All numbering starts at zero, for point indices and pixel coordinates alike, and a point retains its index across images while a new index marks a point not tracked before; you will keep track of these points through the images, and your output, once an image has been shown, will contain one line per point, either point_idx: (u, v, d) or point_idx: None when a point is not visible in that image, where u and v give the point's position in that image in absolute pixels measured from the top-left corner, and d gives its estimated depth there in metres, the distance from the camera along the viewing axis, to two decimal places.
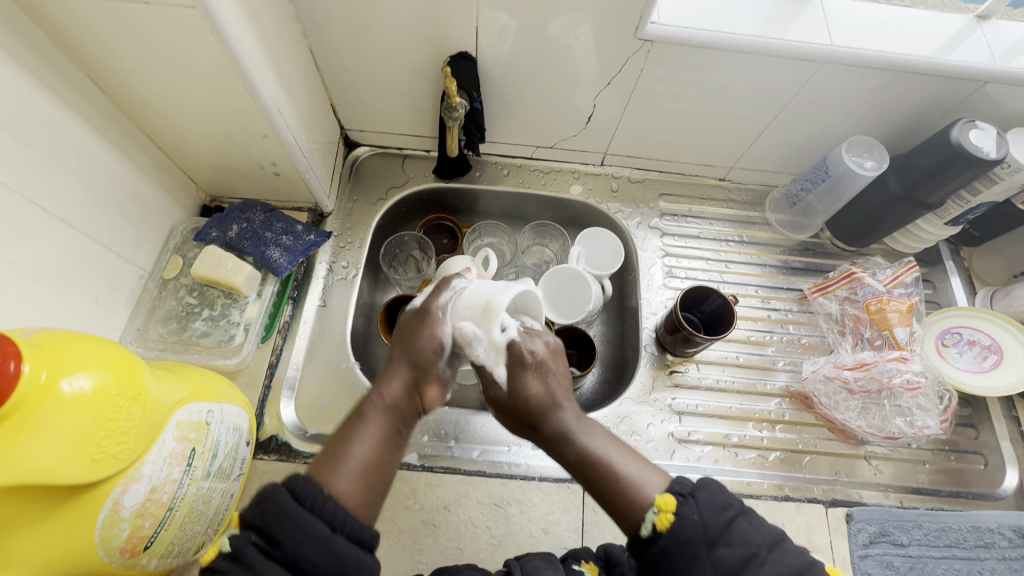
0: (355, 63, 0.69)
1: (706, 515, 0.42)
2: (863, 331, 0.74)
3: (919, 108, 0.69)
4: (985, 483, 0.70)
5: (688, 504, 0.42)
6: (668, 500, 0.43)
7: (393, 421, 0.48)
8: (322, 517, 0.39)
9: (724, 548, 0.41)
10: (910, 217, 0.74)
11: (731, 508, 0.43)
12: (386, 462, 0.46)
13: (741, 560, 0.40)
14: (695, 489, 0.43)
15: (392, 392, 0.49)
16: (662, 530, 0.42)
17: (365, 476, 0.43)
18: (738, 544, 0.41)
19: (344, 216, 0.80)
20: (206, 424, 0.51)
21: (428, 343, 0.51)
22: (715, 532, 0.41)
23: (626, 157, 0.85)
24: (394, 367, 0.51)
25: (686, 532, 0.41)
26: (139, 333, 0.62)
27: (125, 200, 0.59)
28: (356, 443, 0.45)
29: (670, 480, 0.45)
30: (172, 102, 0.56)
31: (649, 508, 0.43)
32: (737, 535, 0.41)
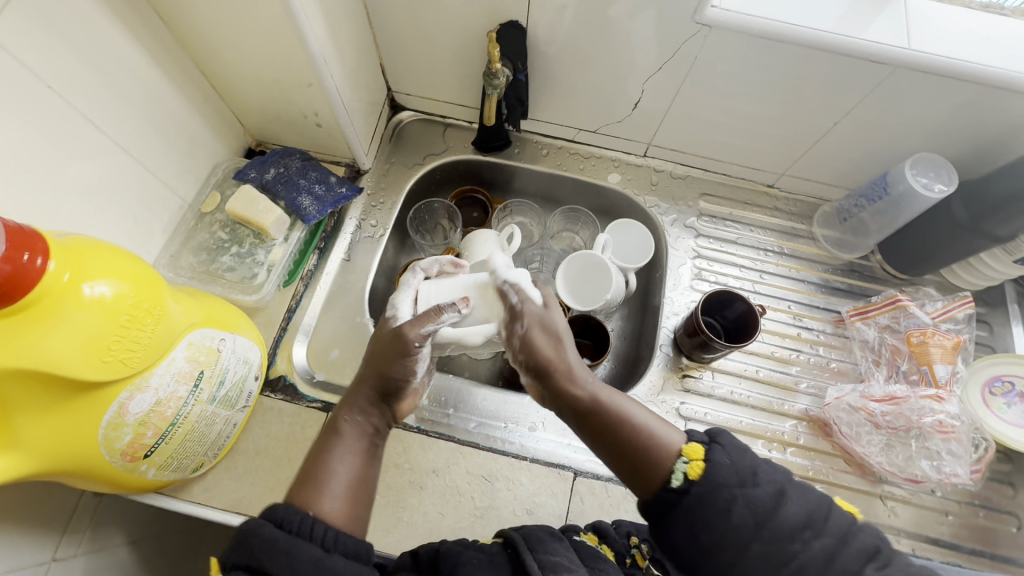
0: (407, 24, 0.69)
1: (734, 458, 0.43)
2: (900, 364, 0.69)
3: (1004, 130, 0.63)
4: (1015, 546, 0.64)
5: (717, 449, 0.44)
6: (696, 448, 0.44)
7: (371, 438, 0.49)
8: (313, 540, 0.40)
9: (756, 488, 0.42)
10: (972, 250, 0.68)
11: (751, 449, 0.44)
12: (372, 478, 0.47)
13: (771, 498, 0.41)
14: (716, 435, 0.45)
15: (367, 414, 0.50)
16: (695, 479, 0.42)
17: (353, 496, 0.45)
18: (766, 483, 0.42)
19: (381, 176, 0.81)
20: (216, 350, 0.53)
21: (399, 361, 0.49)
22: (746, 474, 0.42)
23: (670, 150, 0.81)
24: (360, 385, 0.51)
25: (720, 479, 0.42)
26: (172, 259, 0.64)
27: (174, 131, 0.61)
28: (336, 465, 0.46)
29: (689, 431, 0.46)
30: (228, 42, 0.58)
31: (679, 457, 0.44)
32: (764, 475, 0.42)
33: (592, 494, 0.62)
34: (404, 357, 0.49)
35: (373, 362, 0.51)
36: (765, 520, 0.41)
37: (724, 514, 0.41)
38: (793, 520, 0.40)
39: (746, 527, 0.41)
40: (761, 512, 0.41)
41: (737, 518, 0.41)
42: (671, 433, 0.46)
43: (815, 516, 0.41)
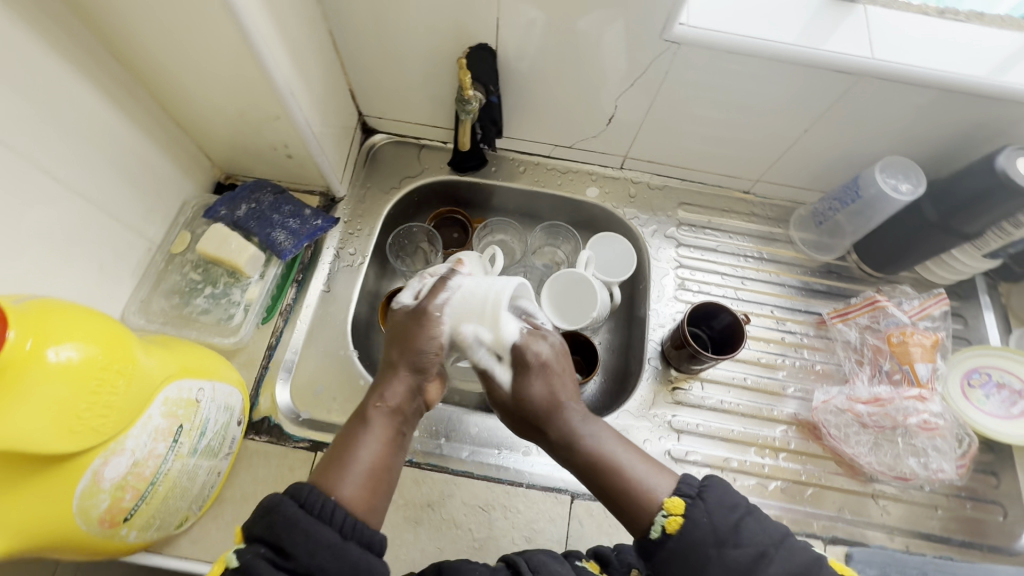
0: (375, 49, 0.68)
1: (714, 515, 0.45)
2: (882, 364, 0.70)
3: (966, 131, 0.64)
4: (1002, 535, 0.66)
5: (697, 507, 0.45)
6: (677, 504, 0.46)
7: (396, 424, 0.52)
8: (332, 524, 0.42)
9: (736, 549, 0.43)
10: (944, 247, 0.70)
11: (738, 508, 0.45)
12: (392, 463, 0.50)
13: (750, 560, 0.43)
14: (702, 491, 0.46)
15: (396, 398, 0.53)
16: (673, 533, 0.45)
17: (372, 479, 0.48)
18: (747, 544, 0.43)
19: (357, 202, 0.80)
20: (195, 402, 0.51)
21: (428, 348, 0.54)
22: (724, 534, 0.44)
23: (646, 161, 0.82)
24: (394, 372, 0.54)
25: (696, 536, 0.44)
26: (142, 305, 0.61)
27: (137, 172, 0.59)
28: (362, 447, 0.49)
29: (677, 483, 0.48)
30: (189, 78, 0.56)
31: (659, 510, 0.46)
32: (745, 535, 0.44)
33: (590, 516, 0.62)
34: (431, 338, 0.54)
35: (400, 346, 0.55)
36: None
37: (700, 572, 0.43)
38: None
39: None
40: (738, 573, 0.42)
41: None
42: (656, 479, 0.49)
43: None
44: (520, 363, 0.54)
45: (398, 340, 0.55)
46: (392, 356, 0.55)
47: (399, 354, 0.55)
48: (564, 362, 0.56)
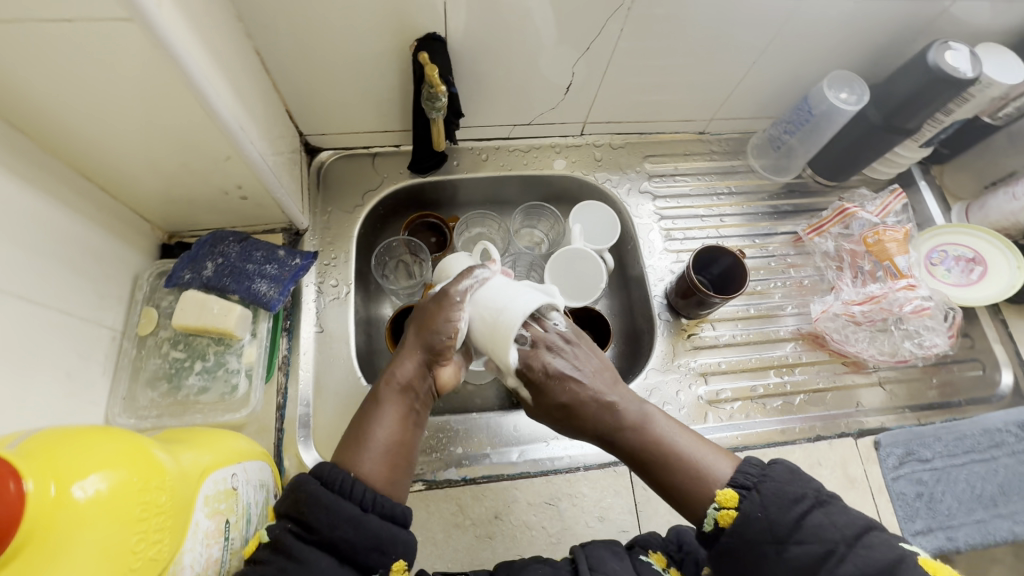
0: (310, 60, 0.62)
1: (769, 512, 0.44)
2: (861, 264, 0.76)
3: (893, 37, 0.69)
4: (986, 386, 0.75)
5: (750, 501, 0.44)
6: (729, 497, 0.45)
7: (411, 401, 0.51)
8: (352, 498, 0.43)
9: (796, 547, 0.43)
10: (889, 144, 0.75)
11: (800, 503, 0.44)
12: (409, 441, 0.49)
13: (813, 559, 0.42)
14: (759, 482, 0.45)
15: (409, 376, 0.51)
16: (726, 526, 0.45)
17: (389, 457, 0.47)
18: (812, 542, 0.42)
19: (323, 230, 0.74)
20: (233, 490, 0.46)
21: (443, 330, 0.50)
22: (785, 532, 0.43)
23: (605, 123, 0.81)
24: (408, 351, 0.52)
25: (751, 531, 0.44)
26: (127, 402, 0.55)
27: (79, 256, 0.51)
28: (378, 426, 0.48)
29: (733, 473, 0.47)
30: (115, 138, 0.48)
31: (710, 503, 0.46)
32: (809, 532, 0.43)
33: None
34: (445, 320, 0.51)
35: (418, 327, 0.52)
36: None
37: (759, 566, 0.44)
38: None
39: None
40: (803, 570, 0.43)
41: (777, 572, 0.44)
42: (714, 466, 0.48)
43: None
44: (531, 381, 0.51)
45: (421, 316, 0.52)
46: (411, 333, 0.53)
47: (415, 334, 0.52)
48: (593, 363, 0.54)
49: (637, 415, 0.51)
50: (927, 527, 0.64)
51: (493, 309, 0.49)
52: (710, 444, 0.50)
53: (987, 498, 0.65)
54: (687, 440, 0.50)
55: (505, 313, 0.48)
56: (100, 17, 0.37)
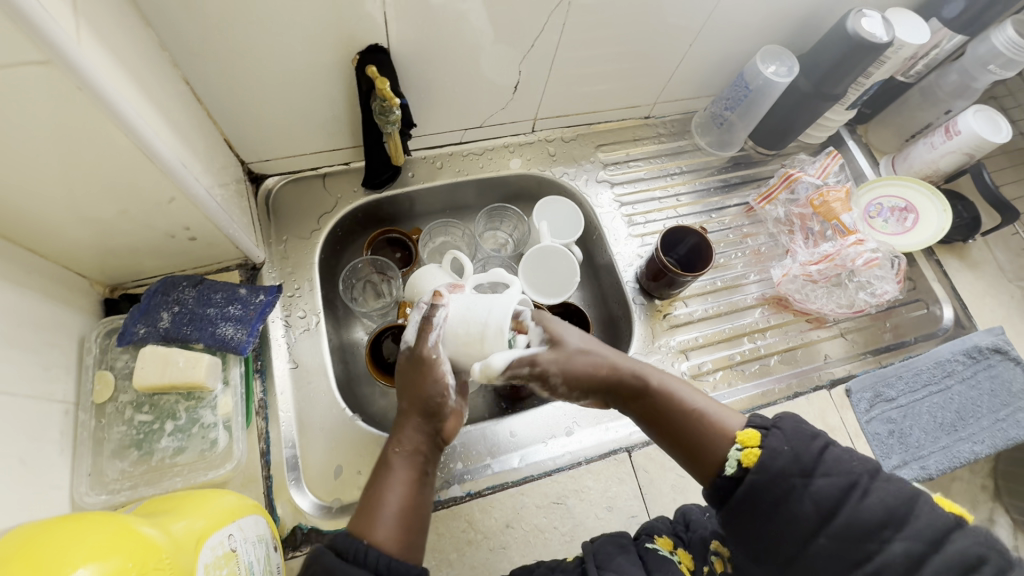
0: (246, 85, 0.58)
1: (792, 445, 0.45)
2: (810, 226, 0.81)
3: (814, 11, 0.73)
4: (932, 321, 0.81)
5: (774, 436, 0.46)
6: (751, 436, 0.47)
7: (418, 462, 0.50)
8: (367, 565, 0.42)
9: (822, 480, 0.44)
10: (821, 110, 0.79)
11: (819, 438, 0.46)
12: (422, 502, 0.48)
13: (840, 491, 0.43)
14: (777, 422, 0.47)
15: (412, 438, 0.51)
16: (749, 465, 0.45)
17: (405, 521, 0.46)
18: (835, 476, 0.44)
19: (281, 261, 0.70)
20: (232, 552, 0.43)
21: (434, 386, 0.51)
22: (811, 464, 0.44)
23: (554, 118, 0.82)
24: (406, 415, 0.52)
25: (777, 464, 0.45)
26: (94, 477, 0.50)
27: (16, 328, 0.46)
28: (389, 492, 0.47)
29: (748, 418, 0.49)
30: (40, 195, 0.44)
31: (732, 445, 0.47)
32: (831, 465, 0.44)
33: (651, 461, 0.64)
34: (434, 378, 0.51)
35: (409, 391, 0.52)
36: (833, 511, 0.43)
37: (787, 501, 0.44)
38: (869, 513, 0.42)
39: (812, 517, 0.43)
40: (829, 502, 0.43)
41: (802, 508, 0.43)
42: (727, 418, 0.50)
43: (896, 513, 0.41)
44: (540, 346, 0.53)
45: (404, 379, 0.53)
46: (403, 395, 0.52)
47: (409, 397, 0.52)
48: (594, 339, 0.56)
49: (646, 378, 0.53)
50: (902, 461, 0.68)
51: (471, 339, 0.50)
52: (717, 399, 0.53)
53: (948, 425, 0.70)
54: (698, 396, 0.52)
55: (486, 333, 0.49)
56: (14, 61, 0.33)
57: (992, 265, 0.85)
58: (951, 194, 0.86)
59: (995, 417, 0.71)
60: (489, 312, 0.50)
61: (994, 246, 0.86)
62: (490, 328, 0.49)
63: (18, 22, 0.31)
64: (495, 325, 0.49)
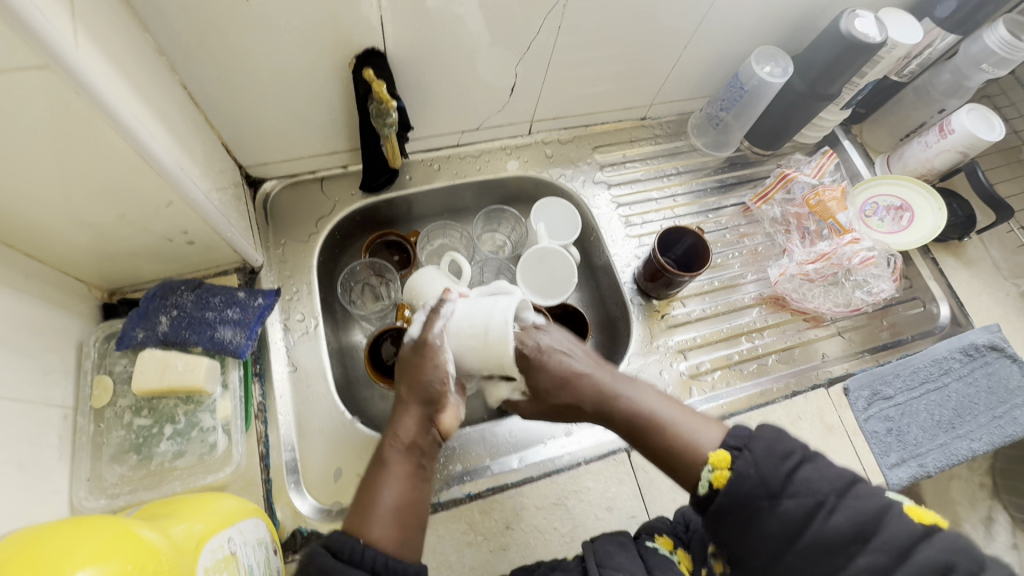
0: (243, 89, 0.58)
1: (759, 470, 0.45)
2: (807, 225, 0.81)
3: (808, 11, 0.73)
4: (929, 319, 0.82)
5: (741, 460, 0.46)
6: (722, 458, 0.47)
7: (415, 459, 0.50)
8: (363, 566, 0.41)
9: (789, 502, 0.44)
10: (816, 110, 0.80)
11: (789, 459, 0.46)
12: (419, 498, 0.48)
13: (806, 512, 0.44)
14: (749, 442, 0.47)
15: (409, 434, 0.51)
16: (720, 487, 0.46)
17: (401, 518, 0.46)
18: (803, 495, 0.44)
19: (279, 265, 0.70)
20: (232, 555, 0.43)
21: (433, 379, 0.51)
22: (778, 487, 0.45)
23: (551, 120, 0.82)
24: (404, 410, 0.52)
25: (744, 487, 0.45)
26: (93, 482, 0.50)
27: (15, 333, 0.46)
28: (385, 489, 0.47)
29: (723, 437, 0.49)
30: (37, 200, 0.44)
31: (704, 466, 0.48)
32: (800, 485, 0.44)
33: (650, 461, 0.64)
34: (435, 365, 0.51)
35: (408, 383, 0.52)
36: (799, 531, 0.44)
37: (754, 523, 0.45)
38: (837, 532, 0.42)
39: (778, 537, 0.44)
40: (794, 523, 0.44)
41: (769, 527, 0.45)
42: (704, 435, 0.50)
43: (862, 529, 0.42)
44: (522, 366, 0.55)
45: (403, 373, 0.53)
46: (400, 390, 0.53)
47: (407, 391, 0.52)
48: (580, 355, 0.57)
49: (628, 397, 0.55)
50: (901, 459, 0.68)
51: (475, 332, 0.50)
52: (700, 415, 0.53)
53: (946, 422, 0.71)
54: (678, 414, 0.53)
55: (491, 325, 0.50)
56: (12, 66, 0.33)
57: (987, 263, 0.86)
58: (946, 192, 0.87)
59: (992, 414, 0.71)
60: (494, 306, 0.51)
61: (989, 244, 0.87)
62: (495, 321, 0.50)
63: (15, 28, 0.31)
64: (500, 318, 0.50)
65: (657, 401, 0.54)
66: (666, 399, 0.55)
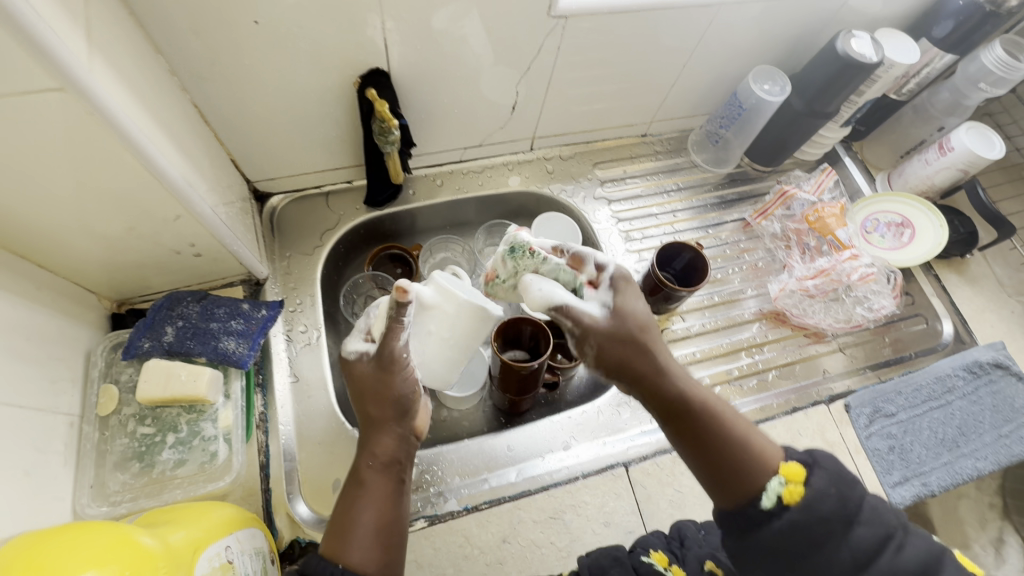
0: (252, 108, 0.60)
1: (839, 489, 0.41)
2: (806, 241, 0.82)
3: (804, 31, 0.75)
4: (931, 336, 0.81)
5: (821, 476, 0.42)
6: (796, 471, 0.42)
7: (392, 476, 0.48)
8: None
9: (862, 528, 0.41)
10: (815, 128, 0.80)
11: (859, 484, 0.42)
12: (398, 515, 0.47)
13: (877, 541, 0.40)
14: (818, 459, 0.43)
15: (385, 450, 0.49)
16: (793, 504, 0.41)
17: (380, 538, 0.45)
18: (873, 524, 0.41)
19: (284, 277, 0.72)
20: (229, 564, 0.43)
21: (402, 390, 0.50)
22: (854, 510, 0.41)
23: (553, 136, 0.84)
24: (376, 425, 0.49)
25: (824, 510, 0.41)
26: (96, 489, 0.51)
27: (25, 341, 0.47)
28: (362, 511, 0.45)
29: (788, 449, 0.45)
30: (48, 212, 0.45)
31: (775, 476, 0.42)
32: (870, 513, 0.41)
33: (648, 476, 0.64)
34: (403, 376, 0.50)
35: (375, 400, 0.49)
36: (868, 560, 0.40)
37: (823, 548, 0.40)
38: (903, 566, 0.40)
39: (845, 565, 0.40)
40: (865, 552, 0.40)
41: (838, 555, 0.40)
42: (768, 443, 0.45)
43: (925, 567, 0.40)
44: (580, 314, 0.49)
45: (362, 385, 0.50)
46: (363, 401, 0.50)
47: (375, 408, 0.49)
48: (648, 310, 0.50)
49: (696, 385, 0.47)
50: (903, 477, 0.67)
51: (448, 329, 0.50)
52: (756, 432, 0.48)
53: (950, 441, 0.70)
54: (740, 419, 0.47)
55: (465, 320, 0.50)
56: (32, 88, 0.35)
57: (991, 280, 0.85)
58: (948, 209, 0.87)
59: (998, 433, 0.70)
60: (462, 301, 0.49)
61: (992, 261, 0.87)
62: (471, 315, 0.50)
63: (36, 54, 0.33)
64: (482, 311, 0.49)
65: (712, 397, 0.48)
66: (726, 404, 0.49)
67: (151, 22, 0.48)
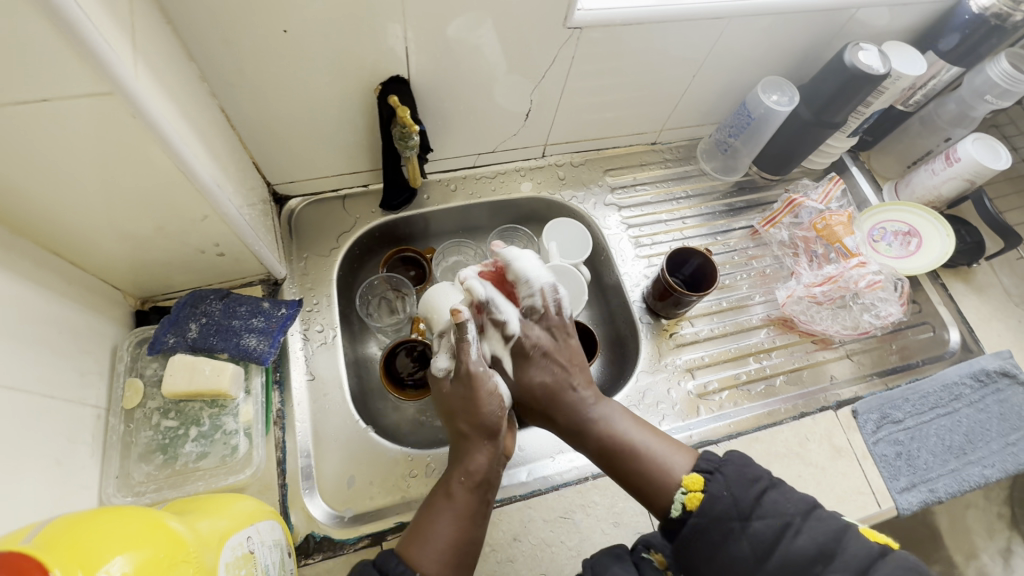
0: (275, 113, 0.62)
1: (731, 490, 0.50)
2: (815, 249, 0.83)
3: (813, 43, 0.76)
4: (939, 344, 0.82)
5: (714, 482, 0.51)
6: (695, 480, 0.52)
7: (477, 497, 0.53)
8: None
9: (758, 522, 0.48)
10: (822, 138, 0.82)
11: (758, 483, 0.51)
12: (472, 535, 0.52)
13: (775, 531, 0.48)
14: (720, 466, 0.53)
15: (477, 469, 0.54)
16: (692, 509, 0.51)
17: (455, 552, 0.50)
18: (770, 516, 0.48)
19: (301, 277, 0.74)
20: (251, 553, 0.44)
21: (491, 410, 0.56)
22: (747, 508, 0.49)
23: (565, 144, 0.85)
24: (464, 443, 0.56)
25: (718, 508, 0.50)
26: (121, 480, 0.53)
27: (56, 335, 0.49)
28: (440, 524, 0.51)
29: (694, 462, 0.55)
30: (84, 211, 0.47)
31: (680, 489, 0.53)
32: (768, 507, 0.49)
33: None
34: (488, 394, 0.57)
35: (464, 417, 0.56)
36: (769, 551, 0.47)
37: (726, 543, 0.49)
38: (802, 552, 0.46)
39: (748, 557, 0.48)
40: (764, 543, 0.48)
41: (741, 548, 0.48)
42: (677, 460, 0.56)
43: (825, 549, 0.46)
44: (522, 352, 0.62)
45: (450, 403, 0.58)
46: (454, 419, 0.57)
47: (466, 425, 0.56)
48: (567, 349, 0.63)
49: (609, 421, 0.60)
50: (911, 483, 0.67)
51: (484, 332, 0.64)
52: (670, 442, 0.59)
53: (957, 448, 0.70)
54: (655, 442, 0.58)
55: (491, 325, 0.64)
56: (77, 92, 0.37)
57: (998, 290, 0.86)
58: (954, 219, 0.88)
59: (1005, 441, 0.71)
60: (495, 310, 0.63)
61: (999, 271, 0.87)
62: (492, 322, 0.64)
63: (85, 59, 0.35)
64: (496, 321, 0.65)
65: (629, 424, 0.60)
66: (643, 426, 0.60)
67: (185, 31, 0.50)
